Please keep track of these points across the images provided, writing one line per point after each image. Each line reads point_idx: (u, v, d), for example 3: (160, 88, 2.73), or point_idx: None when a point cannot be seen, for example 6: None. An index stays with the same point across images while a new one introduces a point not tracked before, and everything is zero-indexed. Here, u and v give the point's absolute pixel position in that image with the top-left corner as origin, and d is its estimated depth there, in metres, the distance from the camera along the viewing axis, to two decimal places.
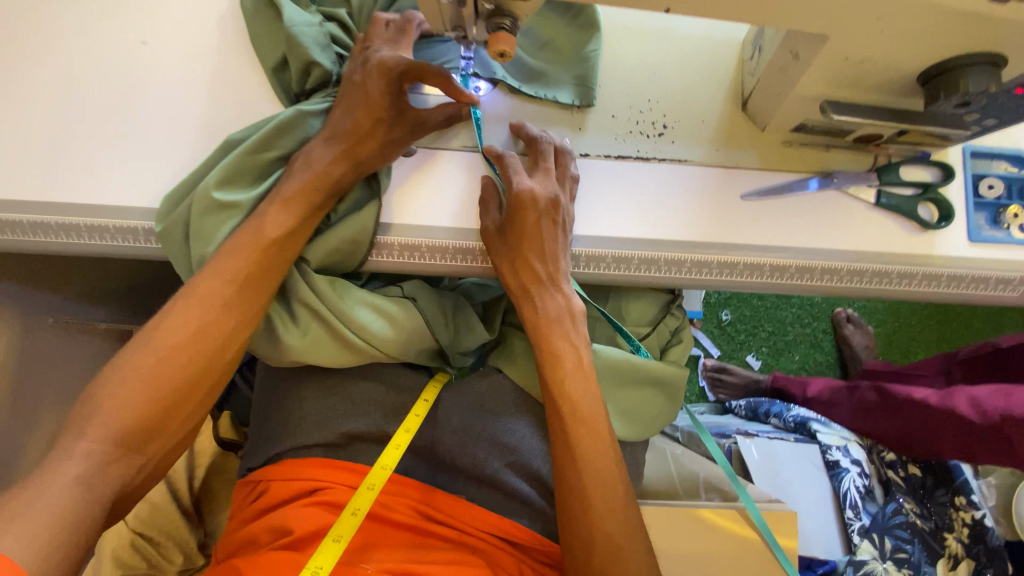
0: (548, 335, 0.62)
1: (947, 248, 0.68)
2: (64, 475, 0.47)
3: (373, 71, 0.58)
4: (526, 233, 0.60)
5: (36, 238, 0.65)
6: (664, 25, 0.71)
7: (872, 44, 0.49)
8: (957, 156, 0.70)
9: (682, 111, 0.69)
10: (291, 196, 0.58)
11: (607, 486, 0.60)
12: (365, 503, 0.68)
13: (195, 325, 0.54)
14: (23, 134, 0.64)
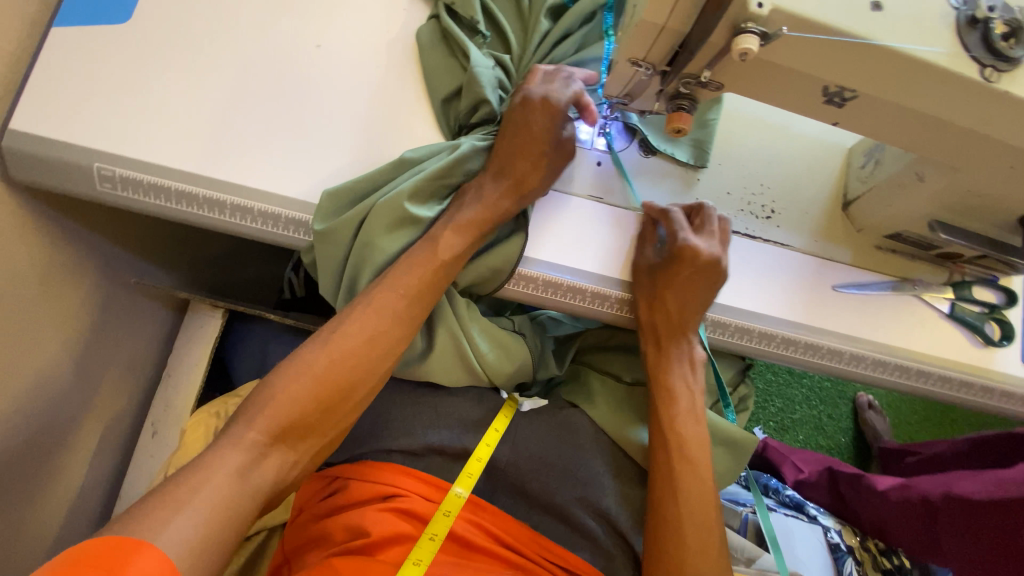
0: (668, 375, 0.69)
1: (1005, 366, 0.75)
2: (231, 462, 0.52)
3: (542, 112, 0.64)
4: (674, 281, 0.68)
5: (177, 207, 0.67)
6: (783, 121, 0.78)
7: (995, 185, 0.56)
8: (1021, 285, 0.77)
9: (790, 200, 0.75)
10: (463, 224, 0.66)
11: (702, 528, 0.62)
12: (442, 528, 0.68)
13: (365, 333, 0.62)
14: (190, 108, 0.67)
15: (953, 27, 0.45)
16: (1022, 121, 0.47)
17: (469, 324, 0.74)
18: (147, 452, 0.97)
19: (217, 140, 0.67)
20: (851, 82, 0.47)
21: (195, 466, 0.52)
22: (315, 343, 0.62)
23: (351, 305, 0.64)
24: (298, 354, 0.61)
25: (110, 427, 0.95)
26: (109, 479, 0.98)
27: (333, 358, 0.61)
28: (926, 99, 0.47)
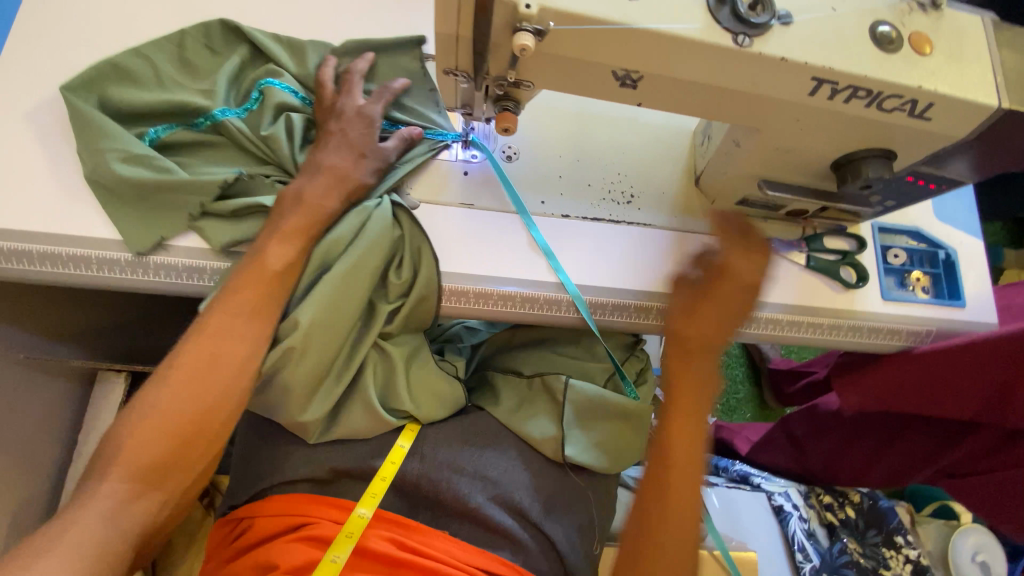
0: (699, 385, 0.73)
1: (867, 306, 0.81)
2: (89, 511, 0.58)
3: (353, 118, 0.72)
4: (716, 295, 0.70)
5: (41, 269, 0.67)
6: (631, 115, 0.85)
7: (795, 139, 0.63)
8: (868, 231, 0.84)
9: (646, 184, 0.82)
10: (290, 232, 0.67)
11: (677, 533, 0.69)
12: (347, 547, 0.68)
13: (208, 355, 0.64)
14: (47, 170, 0.68)
15: (706, 2, 0.51)
16: (782, 77, 0.53)
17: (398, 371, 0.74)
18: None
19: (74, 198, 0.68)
20: (630, 63, 0.53)
21: (108, 446, 0.62)
22: (159, 387, 0.64)
23: (193, 331, 0.66)
24: (146, 388, 0.64)
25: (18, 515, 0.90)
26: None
27: (197, 387, 0.64)
28: (700, 70, 0.53)
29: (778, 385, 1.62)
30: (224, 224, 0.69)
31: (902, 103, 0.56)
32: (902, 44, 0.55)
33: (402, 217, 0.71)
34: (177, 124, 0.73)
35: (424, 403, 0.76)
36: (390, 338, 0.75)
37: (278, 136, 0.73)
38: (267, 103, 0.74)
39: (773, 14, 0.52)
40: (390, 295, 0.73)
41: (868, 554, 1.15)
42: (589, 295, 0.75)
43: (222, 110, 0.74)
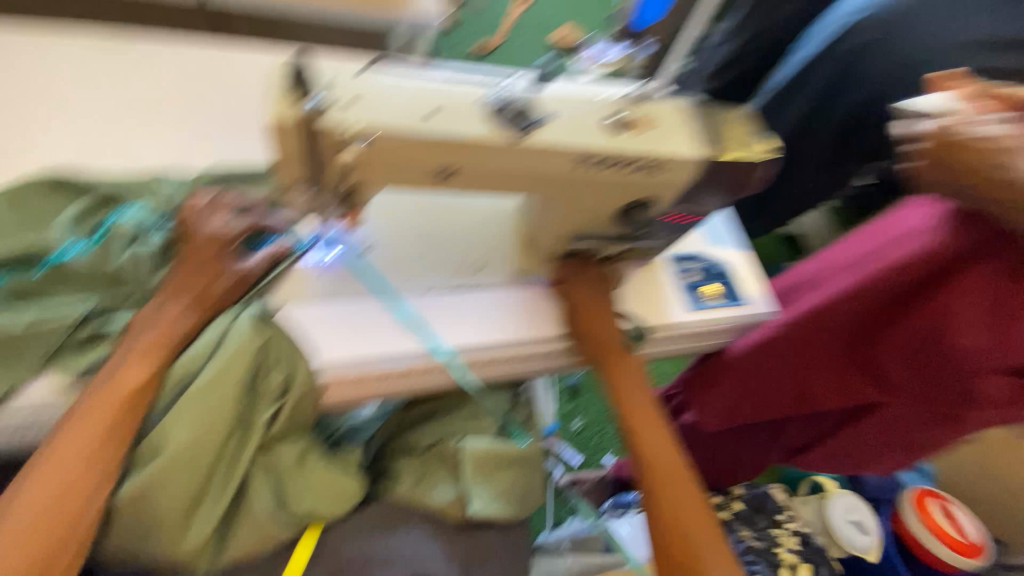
0: (632, 398, 0.85)
1: (677, 317, 1.02)
2: None
3: (210, 239, 0.74)
4: (591, 318, 0.90)
5: None
6: (465, 202, 0.99)
7: (586, 199, 0.82)
8: (661, 262, 1.09)
9: (489, 255, 0.96)
10: (145, 350, 0.68)
11: (696, 531, 0.73)
12: None
13: (59, 483, 0.59)
14: None
15: (488, 112, 0.67)
16: (556, 156, 0.71)
17: (289, 475, 0.74)
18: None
19: None
20: (443, 160, 0.66)
21: None
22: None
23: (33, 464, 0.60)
24: None
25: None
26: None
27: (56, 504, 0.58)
28: (497, 159, 0.69)
29: None
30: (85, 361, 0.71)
31: (644, 164, 0.77)
32: (632, 125, 0.76)
33: (255, 324, 0.73)
34: (18, 271, 0.75)
35: (322, 501, 0.75)
36: (273, 445, 0.75)
37: (128, 266, 0.76)
38: (116, 236, 0.78)
39: (538, 115, 0.70)
40: (269, 401, 0.73)
41: (761, 537, 1.30)
42: (461, 356, 0.84)
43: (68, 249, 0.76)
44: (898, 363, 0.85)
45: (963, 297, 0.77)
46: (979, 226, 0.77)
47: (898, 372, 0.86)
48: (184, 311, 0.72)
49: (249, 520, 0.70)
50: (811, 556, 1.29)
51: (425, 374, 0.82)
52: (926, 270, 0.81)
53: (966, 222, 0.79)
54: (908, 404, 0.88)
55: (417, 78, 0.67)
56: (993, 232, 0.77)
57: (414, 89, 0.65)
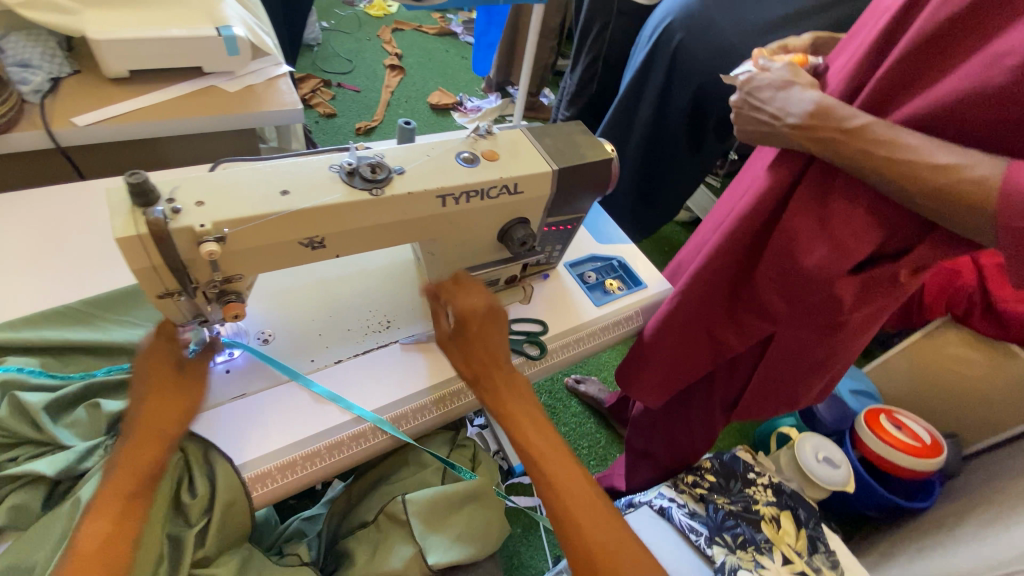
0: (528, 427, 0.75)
1: (589, 315, 1.07)
2: None
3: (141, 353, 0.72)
4: (473, 339, 0.79)
5: None
6: (359, 265, 1.02)
7: (463, 231, 0.87)
8: (563, 269, 1.14)
9: (395, 309, 0.98)
10: None
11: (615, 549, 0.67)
12: None
13: None
14: None
15: (341, 178, 0.72)
16: (417, 202, 0.76)
17: None
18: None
19: None
20: (310, 232, 0.70)
21: None
22: None
23: None
24: None
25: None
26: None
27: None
28: (361, 218, 0.73)
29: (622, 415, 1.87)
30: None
31: (502, 188, 0.84)
32: (481, 157, 0.84)
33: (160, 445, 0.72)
34: None
35: None
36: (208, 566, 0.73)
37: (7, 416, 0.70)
38: None
39: (390, 169, 0.75)
40: (194, 524, 0.72)
41: (738, 500, 1.34)
42: (389, 412, 0.85)
43: None
44: (768, 295, 0.95)
45: (789, 223, 0.87)
46: (791, 157, 0.89)
47: (771, 302, 0.95)
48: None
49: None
50: (788, 503, 1.34)
51: (358, 441, 0.81)
52: (764, 208, 0.93)
53: (782, 156, 0.90)
54: (793, 330, 0.96)
55: (265, 165, 0.71)
56: (804, 159, 0.88)
57: (264, 176, 0.69)
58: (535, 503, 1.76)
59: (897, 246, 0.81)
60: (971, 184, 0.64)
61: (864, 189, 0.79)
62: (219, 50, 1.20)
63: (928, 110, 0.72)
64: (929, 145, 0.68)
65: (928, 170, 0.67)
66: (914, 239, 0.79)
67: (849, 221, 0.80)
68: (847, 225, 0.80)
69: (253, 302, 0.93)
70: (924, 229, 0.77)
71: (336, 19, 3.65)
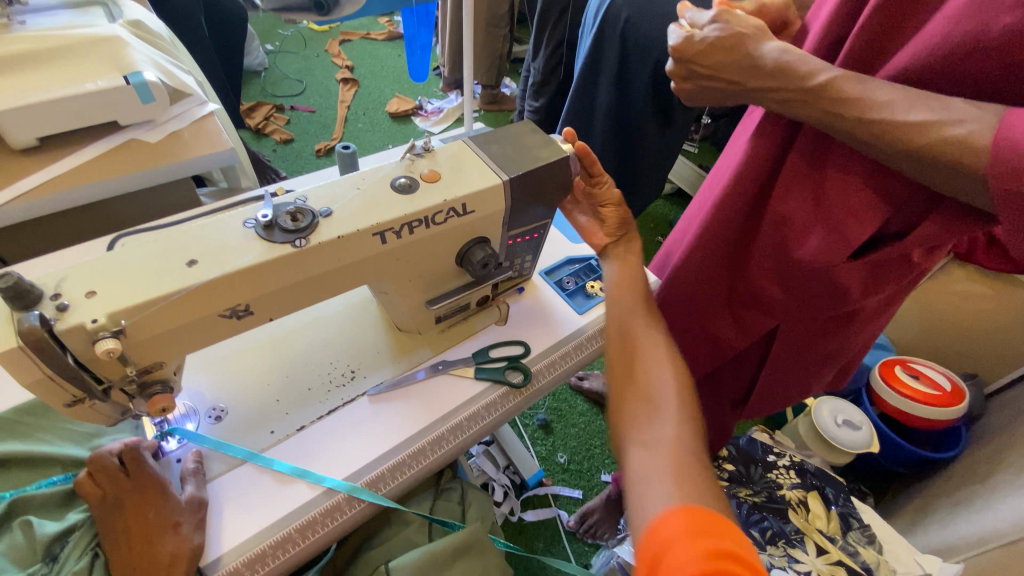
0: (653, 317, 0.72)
1: (571, 325, 0.99)
2: None
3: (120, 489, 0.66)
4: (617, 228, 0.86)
5: None
6: (315, 314, 0.93)
7: (412, 265, 0.78)
8: (539, 279, 1.05)
9: (359, 356, 0.90)
10: None
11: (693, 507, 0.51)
12: None
13: None
14: None
15: (259, 235, 0.63)
16: (353, 245, 0.68)
17: None
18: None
19: None
20: (231, 301, 0.61)
21: None
22: None
23: None
24: None
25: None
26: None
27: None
28: (285, 277, 0.64)
29: None
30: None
31: (448, 212, 0.75)
32: (418, 182, 0.74)
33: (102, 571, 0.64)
34: None
35: None
36: None
37: None
38: None
39: (313, 213, 0.66)
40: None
41: (761, 489, 1.26)
42: (367, 475, 0.77)
43: None
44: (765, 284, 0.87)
45: (781, 203, 0.79)
46: (778, 123, 0.79)
47: (768, 291, 0.87)
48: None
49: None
50: (814, 484, 1.27)
51: (332, 516, 0.73)
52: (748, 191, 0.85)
53: (765, 125, 0.80)
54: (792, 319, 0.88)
55: (164, 232, 0.62)
56: (794, 127, 0.79)
57: (163, 245, 0.60)
58: (555, 514, 1.70)
59: (899, 223, 0.73)
60: (949, 144, 0.56)
61: (861, 159, 0.69)
62: (133, 100, 1.10)
63: (916, 61, 0.64)
64: (906, 99, 0.59)
65: (908, 130, 0.59)
66: (920, 213, 0.70)
67: (846, 201, 0.71)
68: (843, 205, 0.71)
69: (201, 373, 0.84)
70: (930, 201, 0.68)
71: (281, 39, 3.53)
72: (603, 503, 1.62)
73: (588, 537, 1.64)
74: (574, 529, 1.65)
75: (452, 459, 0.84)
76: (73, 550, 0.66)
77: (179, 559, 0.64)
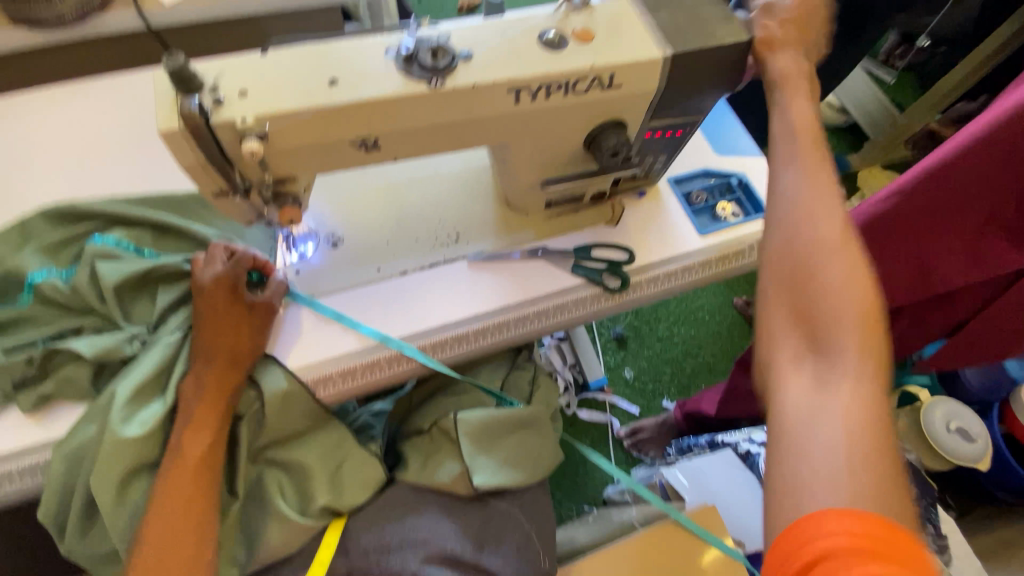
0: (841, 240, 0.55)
1: (689, 244, 0.90)
2: None
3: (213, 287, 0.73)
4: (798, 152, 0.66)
5: None
6: (433, 169, 0.93)
7: (537, 136, 0.73)
8: (666, 186, 0.96)
9: (466, 220, 0.90)
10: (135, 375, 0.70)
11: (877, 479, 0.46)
12: None
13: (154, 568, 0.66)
14: None
15: (397, 65, 0.61)
16: (487, 97, 0.64)
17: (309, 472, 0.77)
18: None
19: None
20: (360, 131, 0.61)
21: None
22: None
23: None
24: None
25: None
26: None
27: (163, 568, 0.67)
28: (411, 117, 0.62)
29: None
30: (35, 388, 0.72)
31: (592, 81, 0.67)
32: (569, 41, 0.66)
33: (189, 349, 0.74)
34: (6, 302, 0.76)
35: (345, 489, 0.77)
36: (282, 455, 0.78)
37: (85, 284, 0.75)
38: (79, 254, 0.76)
39: (453, 55, 0.62)
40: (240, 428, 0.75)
41: None
42: (456, 330, 0.82)
43: (40, 272, 0.76)
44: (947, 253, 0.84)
45: None
46: None
47: None
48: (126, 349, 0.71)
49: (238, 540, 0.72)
50: None
51: (417, 356, 0.81)
52: None
53: None
54: None
55: (311, 44, 0.61)
56: None
57: (308, 59, 0.60)
58: (607, 420, 1.75)
59: None
60: None
61: None
62: None
63: None
64: None
65: None
66: None
67: None
68: None
69: (323, 201, 0.89)
70: None
71: None
72: (661, 426, 1.65)
73: (633, 450, 1.70)
74: (624, 441, 1.70)
75: (520, 339, 0.88)
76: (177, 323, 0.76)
77: (248, 356, 0.74)
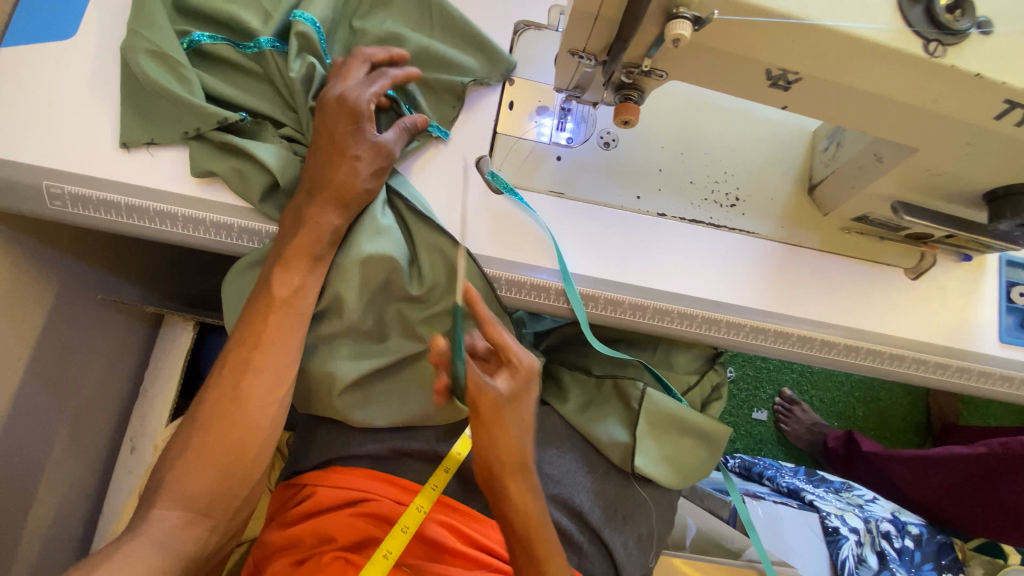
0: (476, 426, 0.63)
1: (979, 346, 0.73)
2: (146, 536, 0.57)
3: (346, 109, 0.63)
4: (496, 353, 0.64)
5: (94, 215, 0.65)
6: (745, 107, 0.77)
7: (955, 163, 0.54)
8: (993, 262, 0.76)
9: (754, 187, 0.75)
10: (321, 191, 0.63)
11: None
12: (413, 522, 0.69)
13: (233, 386, 0.62)
14: (73, 97, 0.65)
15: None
16: (969, 95, 0.45)
17: None
18: (102, 527, 0.96)
19: (94, 145, 0.65)
20: (792, 63, 0.46)
21: (162, 465, 0.62)
22: (196, 426, 0.62)
23: (254, 301, 0.64)
24: (186, 422, 0.63)
25: (66, 491, 0.92)
26: (71, 552, 0.94)
27: (231, 417, 0.62)
28: (866, 75, 0.45)
29: (845, 408, 1.58)
30: (214, 156, 0.64)
31: None
32: None
33: (412, 222, 0.67)
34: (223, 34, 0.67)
35: None
36: None
37: (298, 86, 0.65)
38: (300, 39, 0.66)
39: (974, 20, 0.43)
40: (431, 299, 0.68)
41: None
42: (690, 306, 0.70)
43: (267, 38, 0.66)
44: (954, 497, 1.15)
45: None
46: None
47: None
48: (378, 161, 0.64)
49: (401, 390, 0.72)
50: None
51: (633, 312, 0.70)
52: None
53: None
54: None
55: None
56: None
57: None
58: None
59: None
60: None
61: None
62: None
63: None
64: None
65: None
66: None
67: None
68: None
69: None
70: None
71: None
72: (814, 426, 1.48)
73: (778, 414, 1.54)
74: (776, 399, 1.55)
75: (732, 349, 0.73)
76: (399, 188, 0.68)
77: (368, 193, 0.64)
